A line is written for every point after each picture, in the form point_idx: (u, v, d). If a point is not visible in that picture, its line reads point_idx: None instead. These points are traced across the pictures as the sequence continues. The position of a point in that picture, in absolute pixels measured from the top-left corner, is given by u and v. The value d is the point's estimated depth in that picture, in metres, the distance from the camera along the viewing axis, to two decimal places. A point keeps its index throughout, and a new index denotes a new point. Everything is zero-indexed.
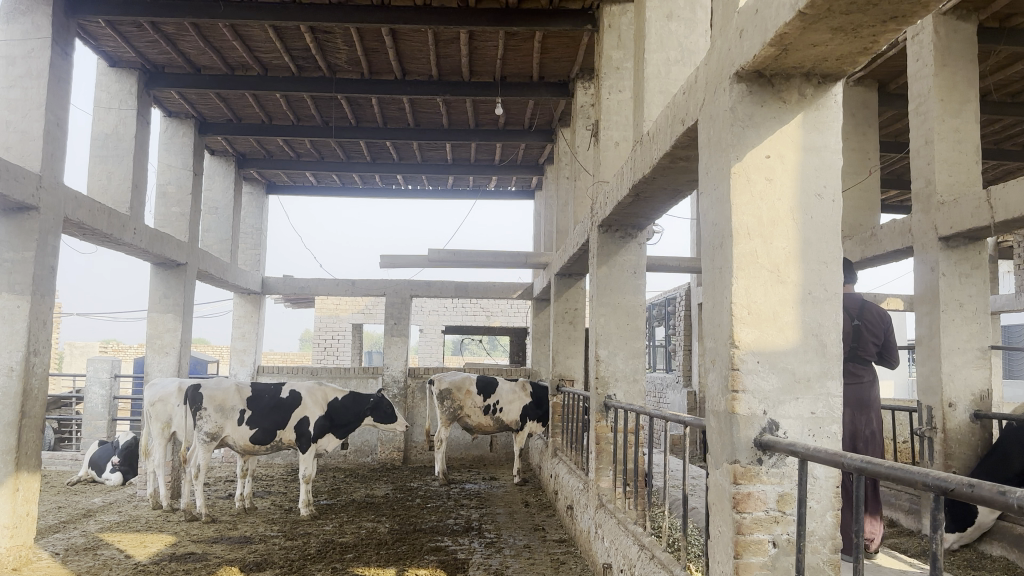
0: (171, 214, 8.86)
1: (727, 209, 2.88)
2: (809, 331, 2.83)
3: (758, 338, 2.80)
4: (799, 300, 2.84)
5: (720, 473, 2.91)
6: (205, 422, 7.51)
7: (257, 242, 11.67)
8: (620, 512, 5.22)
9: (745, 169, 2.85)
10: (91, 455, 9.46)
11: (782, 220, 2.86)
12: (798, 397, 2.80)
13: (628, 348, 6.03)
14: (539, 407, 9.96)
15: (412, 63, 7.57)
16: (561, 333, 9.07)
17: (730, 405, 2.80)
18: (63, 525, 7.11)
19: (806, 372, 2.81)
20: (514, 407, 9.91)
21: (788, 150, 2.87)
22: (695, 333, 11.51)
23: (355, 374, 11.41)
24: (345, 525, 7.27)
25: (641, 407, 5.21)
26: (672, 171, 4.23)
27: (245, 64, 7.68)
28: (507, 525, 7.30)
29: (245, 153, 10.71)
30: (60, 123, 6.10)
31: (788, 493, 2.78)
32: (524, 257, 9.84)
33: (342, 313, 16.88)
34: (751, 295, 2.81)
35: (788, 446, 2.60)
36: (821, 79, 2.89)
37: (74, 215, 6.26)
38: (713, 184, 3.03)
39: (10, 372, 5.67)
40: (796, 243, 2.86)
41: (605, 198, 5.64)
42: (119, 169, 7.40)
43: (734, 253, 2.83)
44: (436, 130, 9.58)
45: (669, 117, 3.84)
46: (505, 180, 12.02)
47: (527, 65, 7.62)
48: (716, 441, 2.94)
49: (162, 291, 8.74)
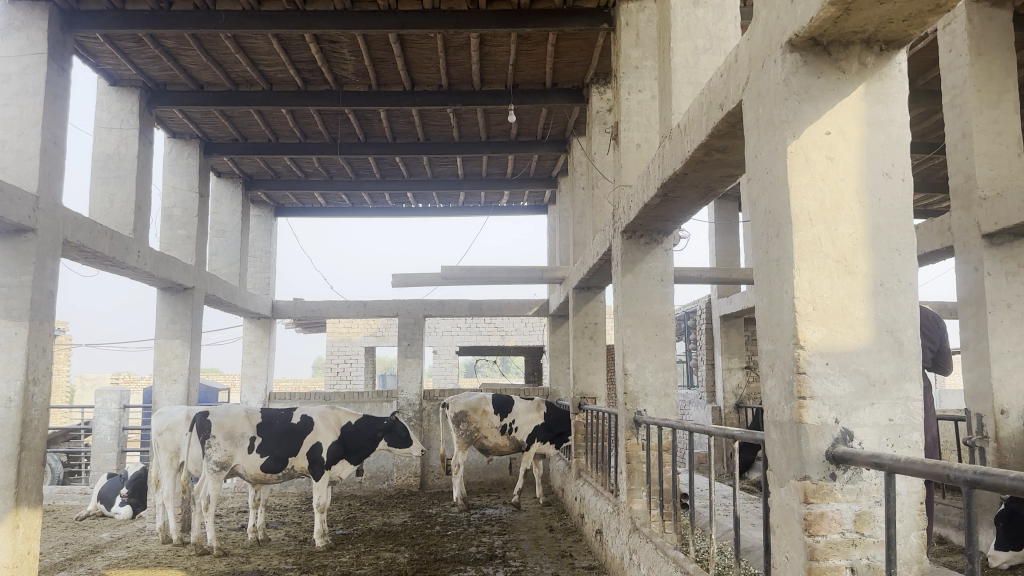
0: (177, 237, 8.63)
1: (785, 192, 2.57)
2: (882, 327, 2.51)
3: (826, 337, 2.48)
4: (870, 293, 2.52)
5: (785, 492, 2.57)
6: (214, 450, 7.16)
7: (266, 265, 11.40)
8: (657, 537, 4.85)
9: (802, 148, 2.55)
10: (100, 489, 9.14)
11: (846, 204, 2.55)
12: (873, 402, 2.47)
13: (658, 361, 5.67)
14: (552, 429, 9.56)
15: (421, 72, 7.32)
16: (581, 348, 8.77)
17: (797, 415, 2.47)
18: (69, 563, 6.79)
19: (881, 374, 2.48)
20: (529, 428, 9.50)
21: (850, 126, 2.58)
22: (718, 347, 11.14)
23: (369, 399, 11.10)
24: (363, 556, 6.92)
25: (675, 422, 4.87)
26: (706, 165, 3.93)
27: (250, 79, 7.45)
28: (532, 552, 6.94)
29: (251, 174, 10.48)
30: (57, 142, 5.87)
31: (866, 512, 2.45)
32: (540, 271, 9.54)
33: (355, 336, 16.58)
34: (815, 289, 2.50)
35: (870, 458, 2.25)
36: (884, 46, 2.59)
37: (73, 237, 6.00)
38: (764, 169, 2.73)
39: (8, 403, 5.39)
40: (863, 229, 2.55)
41: (629, 202, 5.34)
42: (122, 191, 7.17)
43: (793, 242, 2.52)
44: (447, 143, 9.32)
45: (703, 104, 3.54)
46: (517, 195, 11.77)
47: (539, 71, 7.37)
48: (780, 457, 2.61)
49: (170, 316, 8.48)
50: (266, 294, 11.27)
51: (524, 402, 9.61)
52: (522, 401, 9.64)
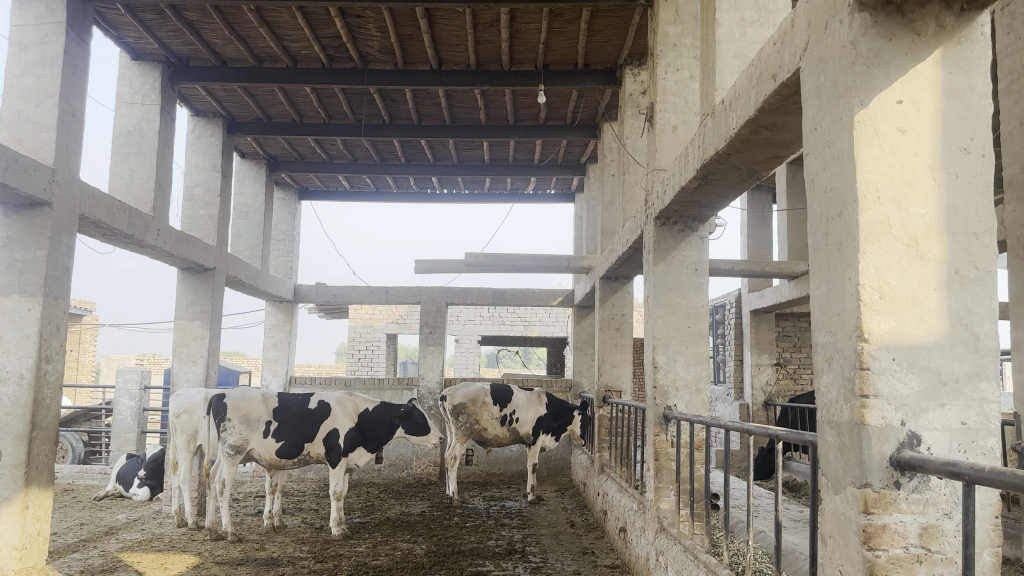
0: (199, 217, 8.49)
1: (850, 167, 2.31)
2: (956, 320, 2.24)
3: (894, 329, 2.23)
4: (944, 281, 2.26)
5: (841, 500, 2.32)
6: (229, 434, 7.04)
7: (289, 248, 11.26)
8: (686, 539, 4.61)
9: (871, 117, 2.29)
10: (119, 470, 9.07)
11: (918, 181, 2.29)
12: (944, 403, 2.21)
13: (690, 354, 5.41)
14: (555, 418, 9.54)
15: (449, 50, 7.09)
16: (607, 340, 8.54)
17: (858, 415, 2.22)
18: (82, 544, 6.68)
19: (953, 372, 2.22)
20: (530, 418, 9.41)
21: (925, 95, 2.32)
22: (748, 342, 10.85)
23: (389, 386, 10.92)
24: (379, 546, 6.75)
25: (709, 418, 4.60)
26: (752, 144, 3.66)
27: (274, 56, 7.27)
28: (553, 548, 6.73)
29: (275, 155, 10.33)
30: (75, 114, 5.73)
31: (933, 525, 2.19)
32: (566, 260, 9.30)
33: (377, 323, 16.41)
34: (883, 276, 2.24)
35: (943, 465, 2.00)
36: (966, 6, 2.31)
37: (90, 213, 5.86)
38: (825, 142, 2.47)
39: (20, 380, 5.26)
40: (938, 209, 2.29)
41: (664, 187, 5.08)
42: (142, 167, 7.03)
43: (859, 223, 2.26)
44: (473, 126, 9.08)
45: (752, 76, 3.28)
46: (544, 182, 11.51)
47: (571, 51, 7.11)
48: (837, 461, 2.36)
49: (190, 297, 8.34)
50: (289, 277, 11.14)
51: (521, 394, 9.49)
52: (521, 393, 9.47)
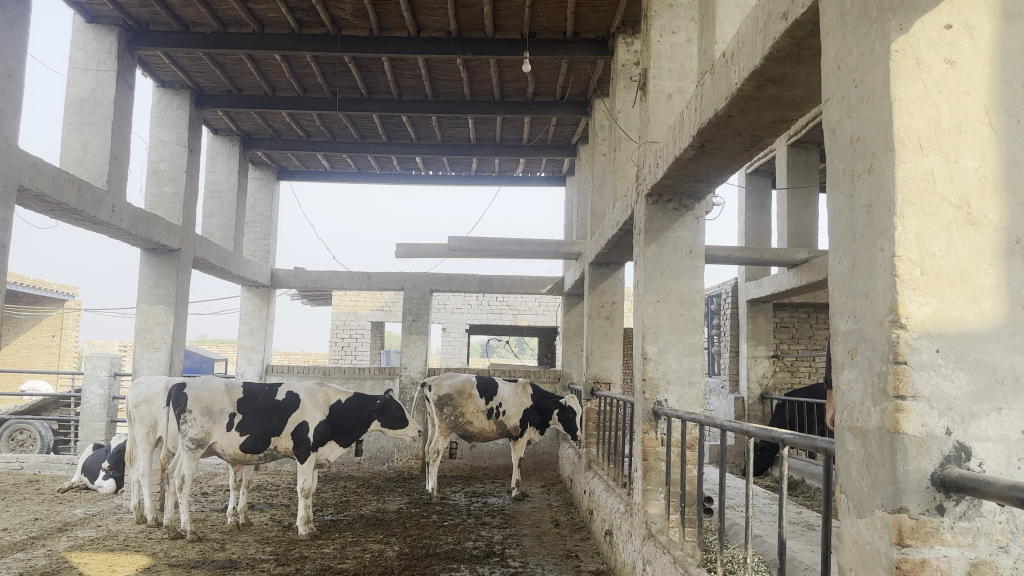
0: (164, 194, 8.01)
1: (884, 109, 1.83)
2: (1016, 301, 1.78)
3: (937, 313, 1.75)
4: (1001, 253, 1.79)
5: (866, 526, 1.86)
6: (190, 426, 6.51)
7: (266, 231, 10.74)
8: (676, 548, 4.13)
9: (911, 46, 1.81)
10: (84, 461, 8.58)
11: (970, 126, 1.82)
12: (1000, 407, 1.75)
13: (683, 344, 4.92)
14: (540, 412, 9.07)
15: (427, 14, 6.60)
16: (596, 330, 8.03)
17: (891, 422, 1.75)
18: (30, 542, 6.19)
19: (1011, 367, 1.76)
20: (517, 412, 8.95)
21: (980, 18, 1.85)
22: (744, 333, 10.41)
23: (370, 375, 10.38)
24: (348, 547, 6.26)
25: (700, 415, 4.12)
26: (755, 104, 3.19)
27: (239, 19, 6.79)
28: (534, 550, 6.27)
29: (250, 132, 9.81)
30: (12, 75, 5.22)
31: (983, 560, 1.73)
32: (554, 245, 8.81)
33: (361, 310, 15.87)
34: (926, 245, 1.77)
35: (1005, 485, 1.53)
36: None
37: (31, 185, 5.36)
38: (851, 82, 1.99)
39: None
40: (995, 161, 1.82)
41: (656, 160, 4.60)
42: (96, 138, 6.53)
43: (894, 178, 1.78)
44: (457, 102, 8.56)
45: (757, 20, 2.80)
46: (534, 164, 11.05)
47: (559, 16, 6.62)
48: (860, 478, 1.89)
49: (153, 279, 7.83)
50: (266, 261, 10.61)
51: (507, 386, 9.04)
52: (507, 385, 9.02)
